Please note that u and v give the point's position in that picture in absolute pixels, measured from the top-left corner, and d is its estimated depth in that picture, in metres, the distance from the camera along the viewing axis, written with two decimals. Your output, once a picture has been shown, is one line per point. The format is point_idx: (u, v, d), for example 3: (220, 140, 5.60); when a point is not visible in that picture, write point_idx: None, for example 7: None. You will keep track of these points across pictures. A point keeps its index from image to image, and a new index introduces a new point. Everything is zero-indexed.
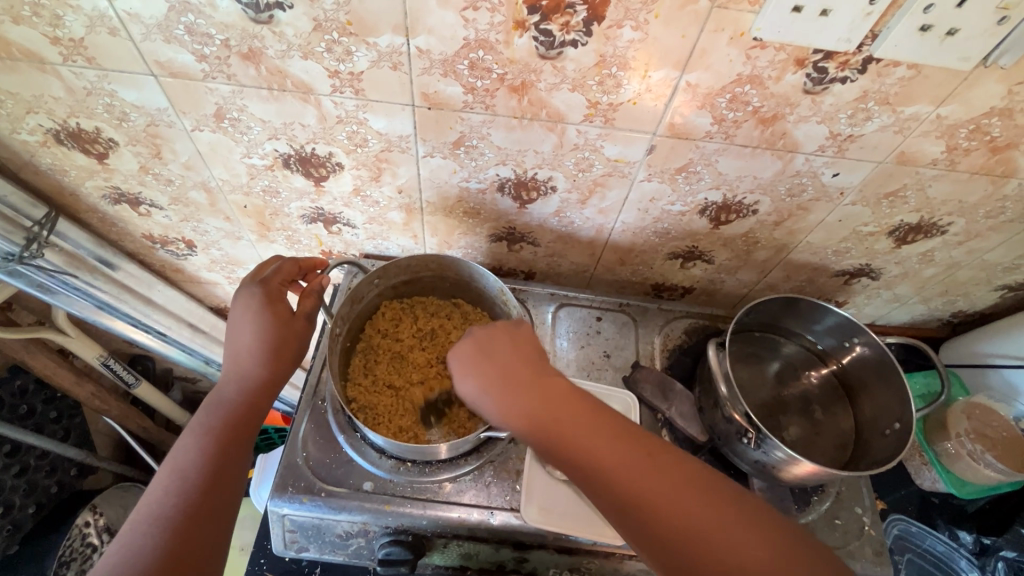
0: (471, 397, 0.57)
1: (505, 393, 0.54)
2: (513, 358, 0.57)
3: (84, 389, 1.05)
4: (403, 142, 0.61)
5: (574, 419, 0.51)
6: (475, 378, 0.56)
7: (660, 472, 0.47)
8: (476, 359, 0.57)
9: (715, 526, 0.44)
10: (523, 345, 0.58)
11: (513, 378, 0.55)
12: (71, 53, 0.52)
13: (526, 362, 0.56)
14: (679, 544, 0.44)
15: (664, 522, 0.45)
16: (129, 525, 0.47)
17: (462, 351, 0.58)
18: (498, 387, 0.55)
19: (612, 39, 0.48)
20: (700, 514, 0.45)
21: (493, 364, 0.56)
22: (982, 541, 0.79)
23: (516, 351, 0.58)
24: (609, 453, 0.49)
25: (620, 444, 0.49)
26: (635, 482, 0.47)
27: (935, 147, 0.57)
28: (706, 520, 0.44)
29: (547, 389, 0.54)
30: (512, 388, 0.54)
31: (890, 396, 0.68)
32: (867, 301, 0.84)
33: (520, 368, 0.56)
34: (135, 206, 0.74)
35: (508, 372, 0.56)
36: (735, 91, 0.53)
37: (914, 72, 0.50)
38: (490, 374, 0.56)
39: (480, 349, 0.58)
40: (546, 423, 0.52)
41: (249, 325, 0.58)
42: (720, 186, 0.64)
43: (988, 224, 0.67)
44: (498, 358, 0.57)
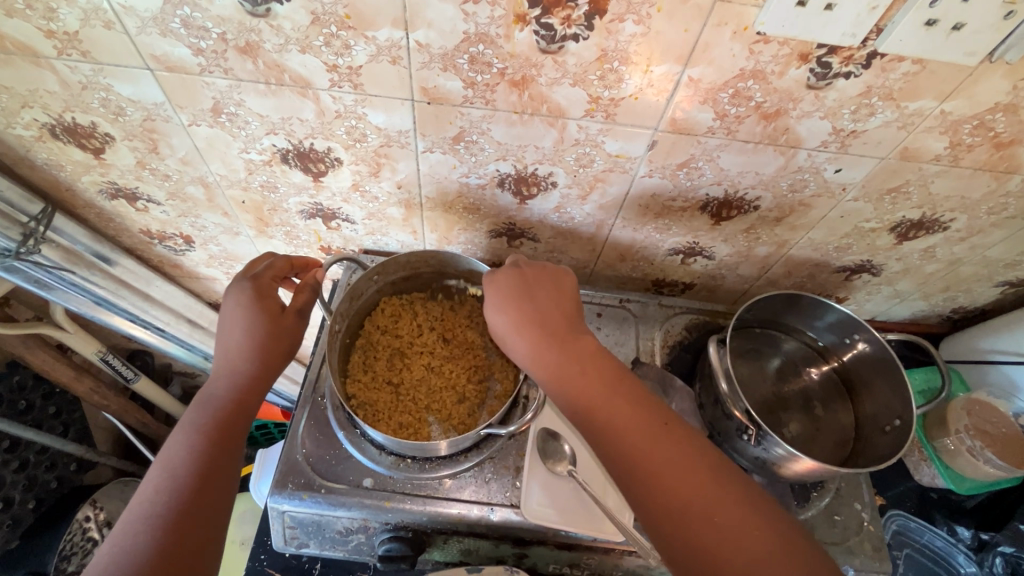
0: (502, 333, 0.60)
1: (538, 335, 0.58)
2: (551, 304, 0.60)
3: (83, 384, 1.05)
4: (402, 137, 0.60)
5: (594, 377, 0.54)
6: (510, 315, 0.59)
7: (665, 442, 0.49)
8: (513, 298, 0.60)
9: (710, 502, 0.45)
10: (562, 292, 0.61)
11: (547, 323, 0.58)
12: (66, 46, 0.52)
13: (561, 314, 0.59)
14: (672, 512, 0.46)
15: (662, 489, 0.47)
16: (120, 526, 0.47)
17: (502, 291, 0.61)
18: (532, 328, 0.58)
19: (614, 33, 0.48)
20: (698, 488, 0.46)
21: (530, 305, 0.59)
22: (981, 537, 0.79)
23: (554, 300, 0.60)
24: (620, 414, 0.51)
25: (631, 411, 0.52)
26: (641, 447, 0.49)
27: (938, 143, 0.57)
28: (701, 495, 0.46)
29: (573, 344, 0.57)
30: (545, 331, 0.58)
31: (890, 392, 0.68)
32: (868, 297, 0.84)
33: (554, 315, 0.59)
34: (132, 201, 0.73)
35: (542, 317, 0.59)
36: (738, 86, 0.52)
37: (919, 67, 0.49)
38: (527, 316, 0.59)
39: (522, 290, 0.60)
40: (569, 372, 0.55)
41: (238, 322, 0.58)
42: (722, 182, 0.64)
43: (990, 220, 0.67)
44: (537, 301, 0.59)
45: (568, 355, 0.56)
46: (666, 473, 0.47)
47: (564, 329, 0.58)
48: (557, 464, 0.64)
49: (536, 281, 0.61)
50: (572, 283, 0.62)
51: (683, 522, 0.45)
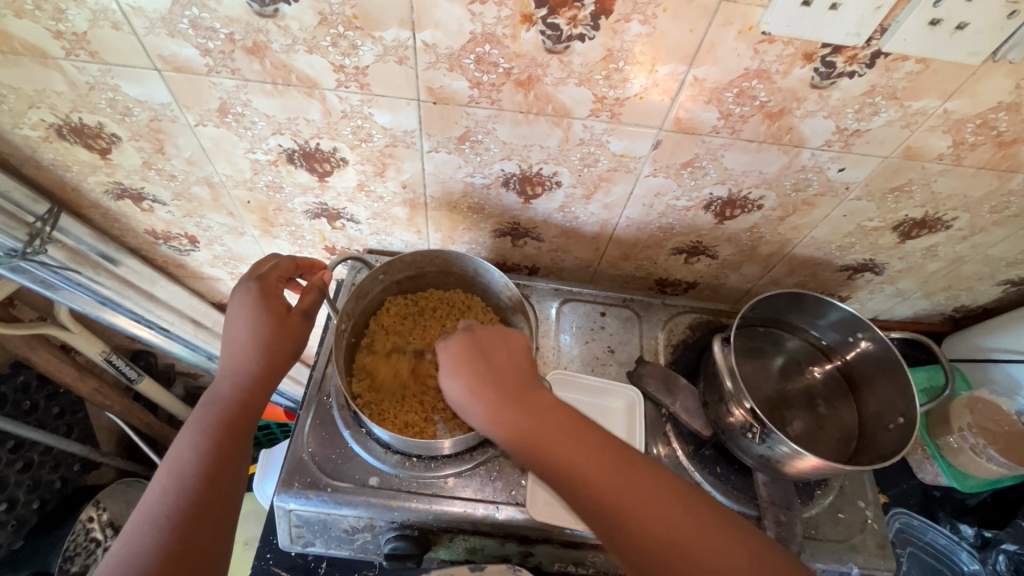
0: (458, 399, 0.58)
1: (494, 399, 0.56)
2: (505, 365, 0.58)
3: (87, 384, 1.05)
4: (407, 137, 0.61)
5: (558, 429, 0.53)
6: (464, 380, 0.57)
7: (642, 484, 0.48)
8: (467, 362, 0.58)
9: (696, 540, 0.45)
10: (513, 350, 0.60)
11: (502, 385, 0.56)
12: (74, 47, 0.52)
13: (516, 374, 0.58)
14: (660, 559, 0.45)
15: (648, 534, 0.46)
16: (129, 526, 0.47)
17: (455, 354, 0.59)
18: (488, 392, 0.56)
19: (620, 33, 0.48)
20: (681, 528, 0.46)
21: (484, 368, 0.58)
22: (983, 534, 0.79)
23: (509, 361, 0.59)
24: (591, 463, 0.50)
25: (601, 456, 0.50)
26: (619, 493, 0.48)
27: (941, 142, 0.57)
28: (685, 533, 0.46)
29: (532, 401, 0.55)
30: (501, 394, 0.56)
31: (894, 391, 0.68)
32: (870, 296, 0.85)
33: (509, 376, 0.57)
34: (138, 201, 0.73)
35: (498, 379, 0.57)
36: (743, 86, 0.52)
37: (922, 67, 0.49)
38: (483, 378, 0.57)
39: (476, 352, 0.59)
40: (532, 433, 0.53)
41: (243, 321, 0.58)
42: (725, 181, 0.64)
43: (992, 219, 0.67)
44: (492, 363, 0.58)
45: (528, 416, 0.54)
46: (649, 516, 0.46)
47: (522, 389, 0.56)
48: None
49: (489, 341, 0.61)
50: (525, 343, 0.62)
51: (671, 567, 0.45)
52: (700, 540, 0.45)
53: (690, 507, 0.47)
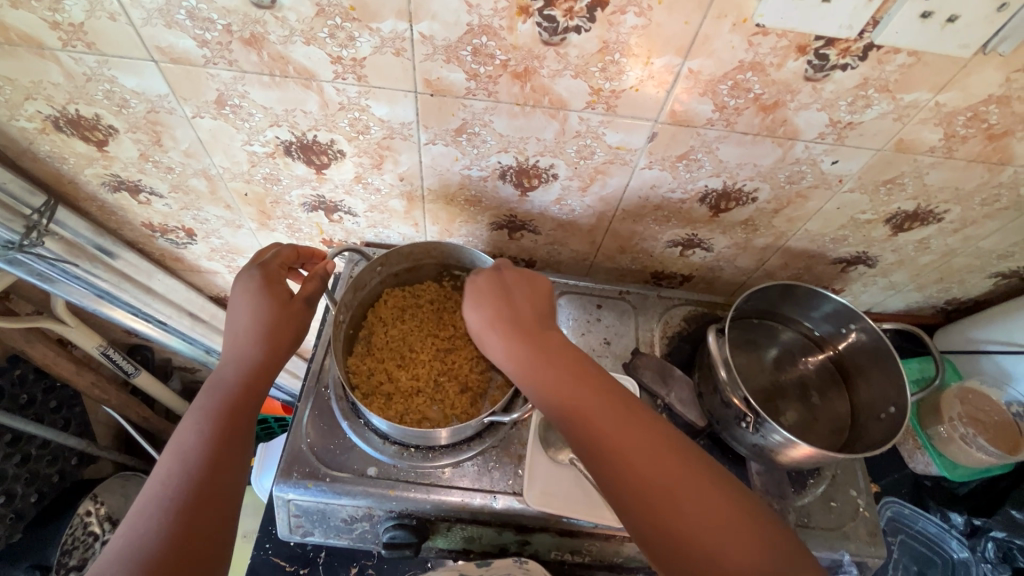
0: (476, 331, 0.61)
1: (510, 332, 0.58)
2: (526, 305, 0.61)
3: (84, 378, 1.05)
4: (404, 129, 0.61)
5: (566, 369, 0.54)
6: (486, 313, 0.60)
7: (640, 431, 0.49)
8: (489, 298, 0.61)
9: (678, 480, 0.46)
10: (537, 293, 0.62)
11: (520, 322, 0.59)
12: (71, 38, 0.52)
13: (534, 311, 0.60)
14: (638, 490, 0.46)
15: (629, 467, 0.47)
16: (134, 509, 0.48)
17: (481, 290, 0.62)
18: (506, 326, 0.59)
19: (616, 25, 0.49)
20: (664, 466, 0.47)
21: (505, 305, 0.60)
22: (973, 522, 0.80)
23: (529, 301, 0.61)
24: (589, 397, 0.52)
25: (604, 401, 0.51)
26: (609, 428, 0.50)
27: (933, 135, 0.58)
28: (678, 481, 0.46)
29: (545, 338, 0.58)
30: (520, 328, 0.58)
31: (886, 381, 0.69)
32: (864, 288, 0.85)
33: (529, 314, 0.60)
34: (134, 194, 0.73)
35: (518, 316, 0.59)
36: (737, 78, 0.53)
37: (914, 59, 0.50)
38: (500, 312, 0.60)
39: (499, 288, 0.62)
40: (544, 366, 0.55)
41: (246, 307, 0.58)
42: (721, 174, 0.65)
43: (984, 211, 0.68)
44: (512, 300, 0.61)
45: (544, 351, 0.56)
46: (644, 462, 0.47)
47: (540, 328, 0.59)
48: (560, 453, 0.65)
49: (513, 283, 0.63)
50: (548, 286, 0.63)
51: (659, 511, 0.46)
52: (692, 489, 0.46)
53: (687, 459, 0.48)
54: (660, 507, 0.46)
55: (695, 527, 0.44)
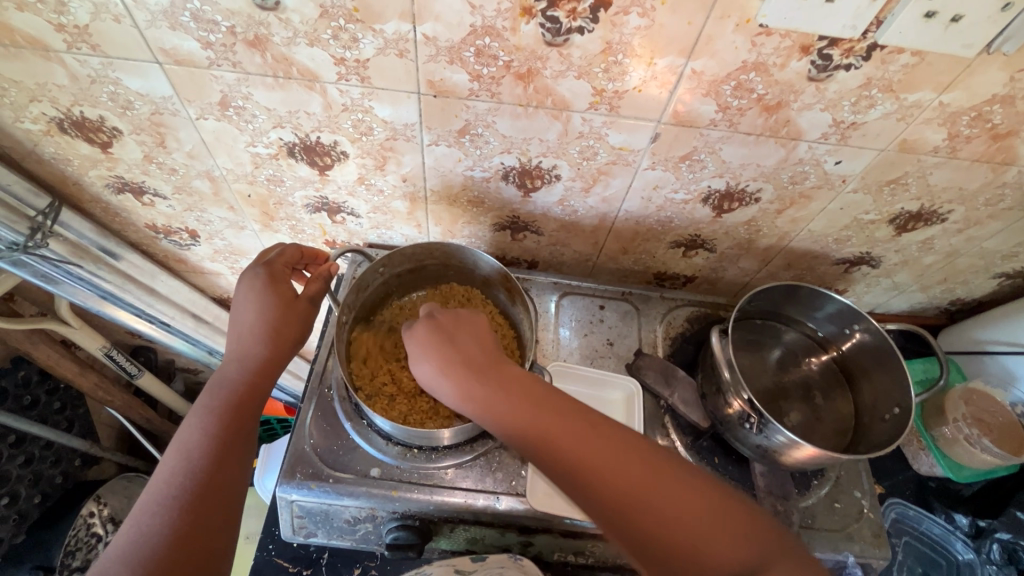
0: (428, 378, 0.58)
1: (461, 375, 0.56)
2: (470, 341, 0.59)
3: (88, 379, 1.06)
4: (408, 130, 0.61)
5: (526, 400, 0.53)
6: (432, 360, 0.57)
7: (614, 446, 0.49)
8: (431, 342, 0.59)
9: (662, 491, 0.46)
10: (474, 328, 0.61)
11: (469, 361, 0.57)
12: (76, 40, 0.52)
13: (481, 349, 0.58)
14: (629, 509, 0.46)
15: (614, 489, 0.47)
16: (137, 507, 0.48)
17: (422, 335, 0.59)
18: (457, 368, 0.56)
19: (619, 25, 0.49)
20: (646, 480, 0.47)
21: (449, 347, 0.58)
22: (978, 523, 0.79)
23: (473, 338, 0.59)
24: (558, 425, 0.51)
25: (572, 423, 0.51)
26: (585, 453, 0.49)
27: (937, 135, 0.57)
28: (657, 491, 0.46)
29: (498, 373, 0.56)
30: (470, 369, 0.56)
31: (890, 382, 0.69)
32: (867, 289, 0.85)
33: (475, 352, 0.58)
34: (138, 195, 0.74)
35: (466, 357, 0.57)
36: (740, 78, 0.53)
37: (918, 59, 0.50)
38: (447, 355, 0.57)
39: (439, 331, 0.59)
40: (506, 403, 0.53)
41: (252, 305, 0.59)
42: (723, 174, 0.65)
43: (988, 211, 0.68)
44: (456, 340, 0.59)
45: (500, 389, 0.54)
46: (620, 476, 0.47)
47: (489, 363, 0.57)
48: None
49: (451, 319, 0.61)
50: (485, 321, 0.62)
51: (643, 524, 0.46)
52: (675, 497, 0.46)
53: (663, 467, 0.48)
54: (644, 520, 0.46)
55: (682, 537, 0.44)
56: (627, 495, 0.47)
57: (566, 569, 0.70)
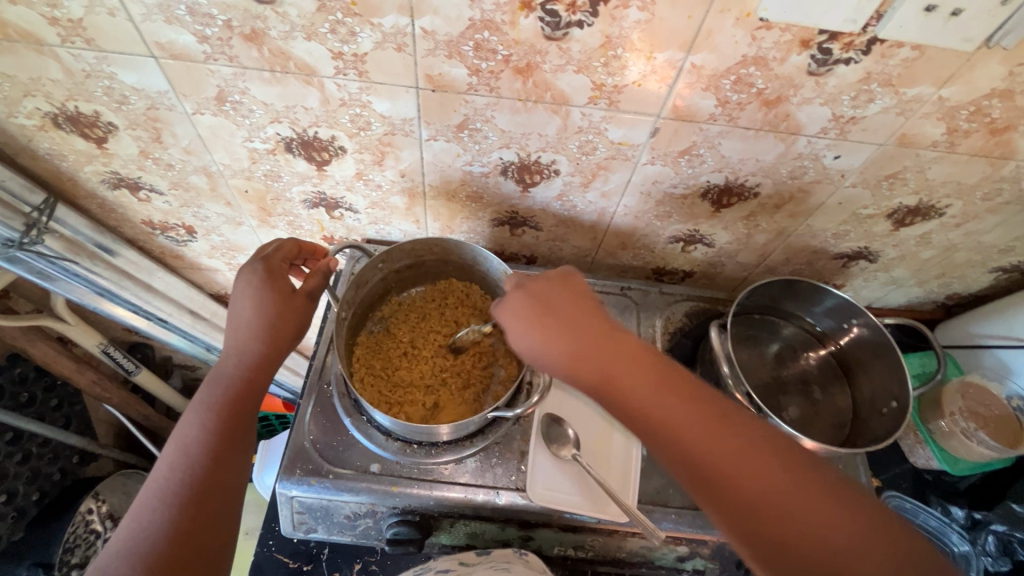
0: (533, 348, 0.56)
1: (574, 349, 0.54)
2: (573, 314, 0.56)
3: (85, 376, 1.05)
4: (406, 125, 0.61)
5: (643, 380, 0.52)
6: (536, 333, 0.55)
7: (738, 436, 0.49)
8: (534, 316, 0.56)
9: (798, 500, 0.46)
10: (575, 294, 0.58)
11: (583, 334, 0.55)
12: (70, 34, 0.52)
13: (593, 320, 0.56)
14: (762, 513, 0.46)
15: (743, 489, 0.47)
16: (138, 503, 0.48)
17: (531, 304, 0.57)
18: (570, 341, 0.54)
19: (618, 19, 0.48)
20: (783, 486, 0.46)
21: (552, 319, 0.56)
22: (974, 516, 0.80)
23: (582, 310, 0.57)
24: (686, 415, 0.50)
25: (692, 411, 0.50)
26: (717, 449, 0.48)
27: (936, 129, 0.57)
28: (794, 497, 0.46)
29: (614, 349, 0.54)
30: (580, 348, 0.54)
31: (887, 375, 0.69)
32: (865, 284, 0.86)
33: (581, 324, 0.55)
34: (134, 191, 0.73)
35: (572, 331, 0.55)
36: (740, 73, 0.53)
37: (917, 54, 0.50)
38: (558, 329, 0.55)
39: (547, 302, 0.57)
40: (619, 381, 0.52)
41: (249, 300, 0.58)
42: (723, 169, 0.65)
43: (985, 206, 0.68)
44: (566, 312, 0.56)
45: (608, 363, 0.53)
46: (751, 477, 0.47)
47: (598, 337, 0.55)
48: (562, 449, 0.65)
49: (550, 287, 0.59)
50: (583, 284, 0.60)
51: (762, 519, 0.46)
52: (812, 507, 0.45)
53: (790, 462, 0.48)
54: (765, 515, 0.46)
55: (812, 545, 0.44)
56: (749, 492, 0.46)
57: (566, 563, 0.70)
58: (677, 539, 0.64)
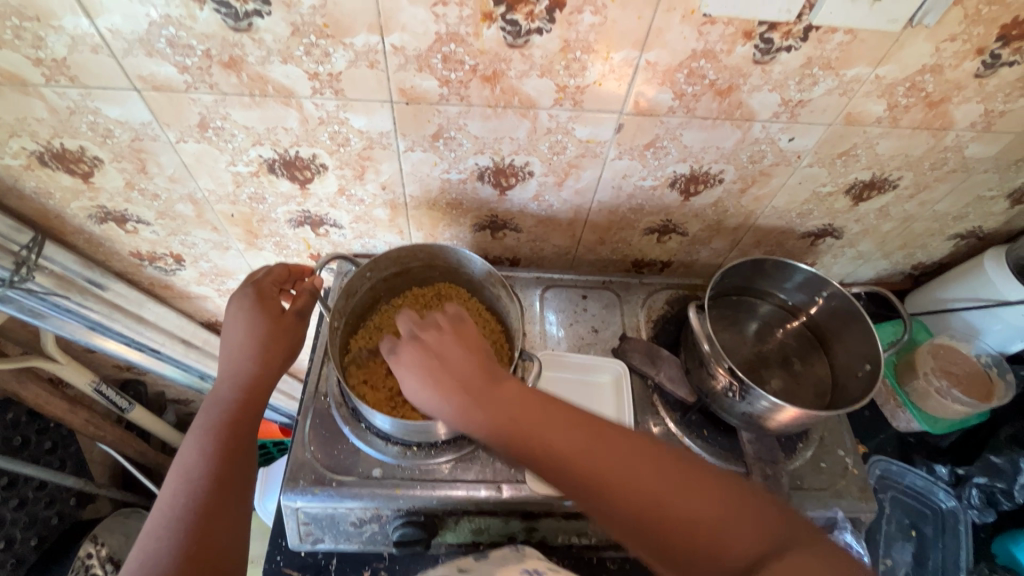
0: (423, 401, 0.57)
1: (459, 395, 0.55)
2: (468, 368, 0.57)
3: (78, 416, 1.05)
4: (383, 138, 0.63)
5: (540, 422, 0.53)
6: (427, 384, 0.56)
7: (599, 444, 0.51)
8: (424, 364, 0.58)
9: (658, 486, 0.48)
10: (469, 344, 0.60)
11: (463, 379, 0.56)
12: (54, 73, 0.54)
13: (475, 363, 0.58)
14: (632, 511, 0.48)
15: (613, 491, 0.48)
16: (145, 534, 0.48)
17: (413, 357, 0.58)
18: (454, 388, 0.56)
19: (574, 24, 0.52)
20: (643, 479, 0.48)
21: (445, 370, 0.57)
22: (957, 472, 0.83)
23: (466, 353, 0.58)
24: (553, 436, 0.51)
25: (581, 439, 0.51)
26: (585, 458, 0.50)
27: (878, 106, 0.62)
28: (656, 485, 0.48)
29: (496, 393, 0.55)
30: (462, 395, 0.55)
31: (859, 341, 0.72)
32: (834, 260, 0.90)
33: (470, 373, 0.57)
34: (122, 224, 0.75)
35: (464, 380, 0.56)
36: (692, 66, 0.57)
37: (851, 37, 0.54)
38: (443, 378, 0.56)
39: (431, 353, 0.58)
40: (520, 431, 0.52)
41: (240, 324, 0.60)
42: (687, 159, 0.68)
43: (934, 176, 0.73)
44: (449, 359, 0.58)
45: (507, 421, 0.53)
46: (618, 476, 0.49)
47: (477, 385, 0.56)
48: None
49: (447, 341, 0.60)
50: (474, 333, 0.62)
51: (674, 534, 0.46)
52: (671, 491, 0.48)
53: (714, 485, 0.48)
54: (672, 527, 0.46)
55: (681, 521, 0.46)
56: (640, 498, 0.48)
57: (571, 552, 0.72)
58: None
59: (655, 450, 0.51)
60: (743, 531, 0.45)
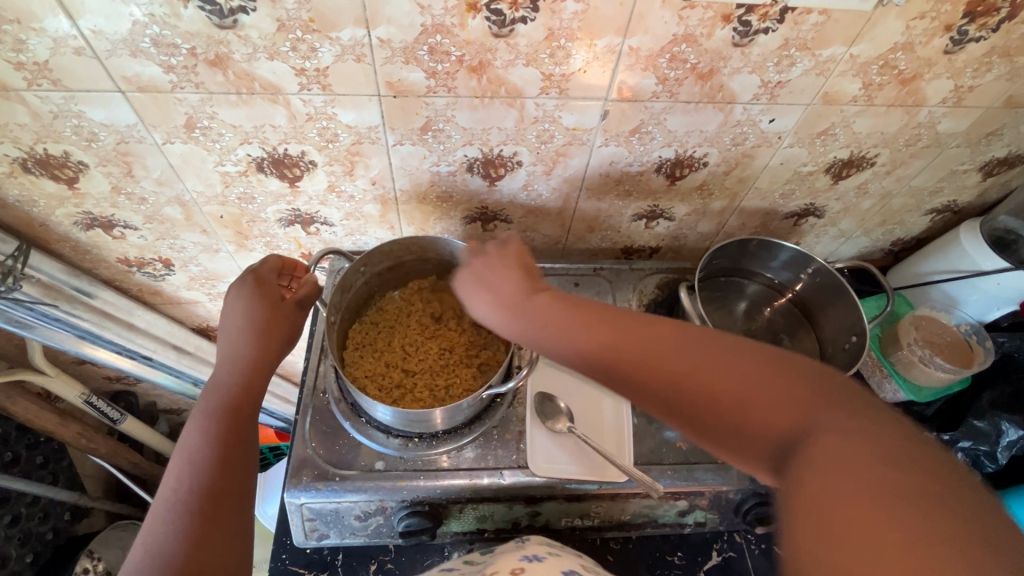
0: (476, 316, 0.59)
1: (505, 306, 0.56)
2: (509, 281, 0.58)
3: (69, 429, 1.03)
4: (372, 133, 0.64)
5: (585, 320, 0.51)
6: (477, 300, 0.59)
7: (647, 335, 0.47)
8: (478, 282, 0.60)
9: (708, 371, 0.42)
10: (519, 263, 0.60)
11: (507, 291, 0.57)
12: (36, 77, 0.53)
13: (524, 277, 0.58)
14: (679, 397, 0.43)
15: (657, 379, 0.45)
16: (149, 520, 0.48)
17: (464, 280, 0.61)
18: (501, 300, 0.57)
19: (557, 12, 0.53)
20: (692, 365, 0.43)
21: (493, 285, 0.58)
22: (943, 437, 0.85)
23: (514, 270, 0.59)
24: (595, 331, 0.50)
25: (627, 332, 0.48)
26: (630, 350, 0.47)
27: (853, 85, 0.64)
28: (706, 371, 0.42)
29: (542, 299, 0.55)
30: (506, 305, 0.56)
31: (843, 314, 0.75)
32: (818, 239, 0.92)
33: (516, 287, 0.57)
34: (108, 230, 0.74)
35: (508, 293, 0.57)
36: (674, 51, 0.58)
37: (825, 18, 0.56)
38: (489, 294, 0.58)
39: (481, 273, 0.60)
40: (561, 331, 0.52)
41: (239, 309, 0.61)
42: (672, 144, 0.70)
43: (910, 151, 0.75)
44: (498, 276, 0.59)
45: (549, 322, 0.53)
46: (663, 364, 0.45)
47: (523, 294, 0.56)
48: (556, 424, 0.69)
49: (492, 260, 0.61)
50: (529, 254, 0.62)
51: (726, 420, 0.41)
52: (725, 375, 0.42)
53: (782, 373, 0.41)
54: (724, 413, 0.41)
55: (734, 407, 0.41)
56: (687, 384, 0.43)
57: (575, 534, 0.73)
58: (676, 494, 0.67)
59: (718, 341, 0.45)
60: (790, 417, 0.38)
